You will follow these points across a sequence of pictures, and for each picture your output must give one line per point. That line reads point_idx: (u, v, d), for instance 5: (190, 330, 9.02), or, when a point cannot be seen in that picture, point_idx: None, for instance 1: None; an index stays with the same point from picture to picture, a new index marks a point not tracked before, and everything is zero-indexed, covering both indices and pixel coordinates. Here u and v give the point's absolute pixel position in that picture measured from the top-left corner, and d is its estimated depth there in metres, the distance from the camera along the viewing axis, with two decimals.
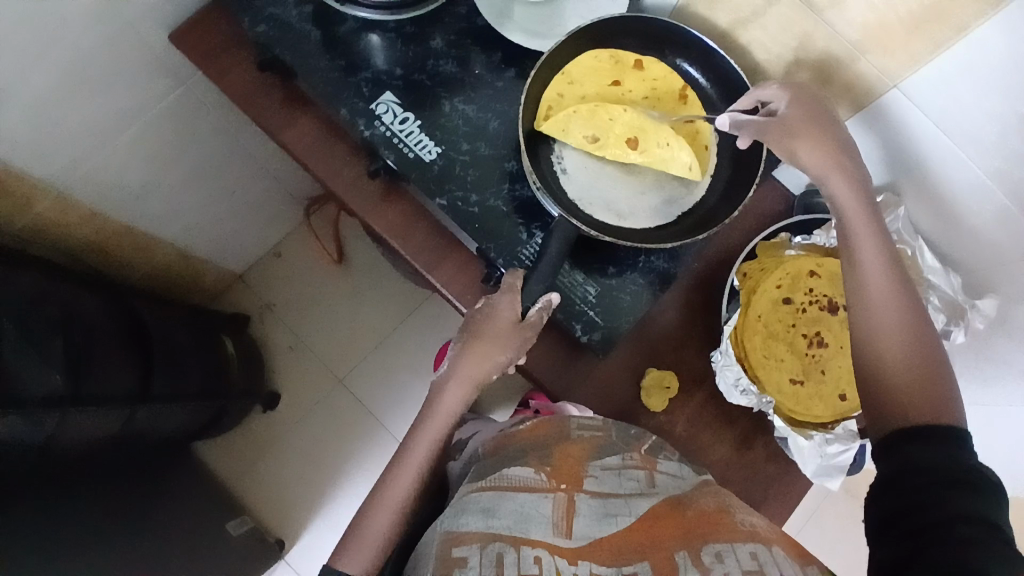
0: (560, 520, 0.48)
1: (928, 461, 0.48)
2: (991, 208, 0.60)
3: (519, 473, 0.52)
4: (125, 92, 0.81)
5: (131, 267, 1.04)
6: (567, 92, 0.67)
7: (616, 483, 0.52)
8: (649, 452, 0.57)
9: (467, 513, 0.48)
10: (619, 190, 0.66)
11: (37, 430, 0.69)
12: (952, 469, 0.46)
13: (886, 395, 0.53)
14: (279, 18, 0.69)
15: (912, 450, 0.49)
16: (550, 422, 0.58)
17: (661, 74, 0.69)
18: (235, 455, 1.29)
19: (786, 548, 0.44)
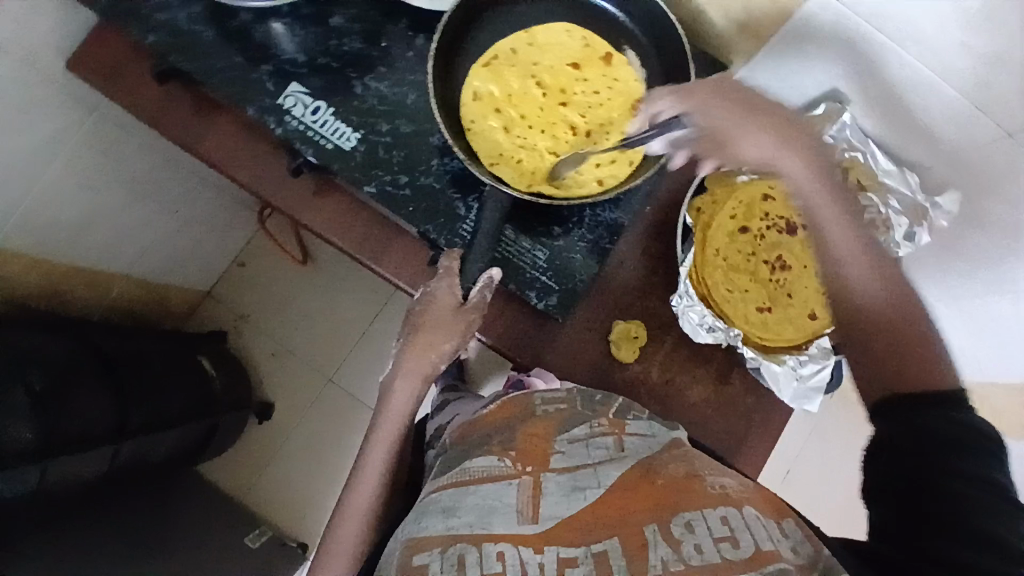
0: (525, 506, 0.47)
1: (933, 422, 0.44)
2: (938, 104, 0.57)
3: (483, 463, 0.51)
4: (33, 127, 0.76)
5: (91, 304, 1.02)
6: (522, 50, 0.65)
7: (585, 454, 0.51)
8: (616, 415, 0.57)
9: (428, 515, 0.49)
10: (517, 164, 0.65)
11: (16, 482, 0.69)
12: (959, 433, 0.43)
13: (876, 371, 0.48)
14: (168, 22, 0.65)
15: (920, 419, 0.45)
16: (514, 401, 0.58)
17: (624, 78, 0.65)
18: (240, 469, 1.30)
19: (760, 508, 0.45)
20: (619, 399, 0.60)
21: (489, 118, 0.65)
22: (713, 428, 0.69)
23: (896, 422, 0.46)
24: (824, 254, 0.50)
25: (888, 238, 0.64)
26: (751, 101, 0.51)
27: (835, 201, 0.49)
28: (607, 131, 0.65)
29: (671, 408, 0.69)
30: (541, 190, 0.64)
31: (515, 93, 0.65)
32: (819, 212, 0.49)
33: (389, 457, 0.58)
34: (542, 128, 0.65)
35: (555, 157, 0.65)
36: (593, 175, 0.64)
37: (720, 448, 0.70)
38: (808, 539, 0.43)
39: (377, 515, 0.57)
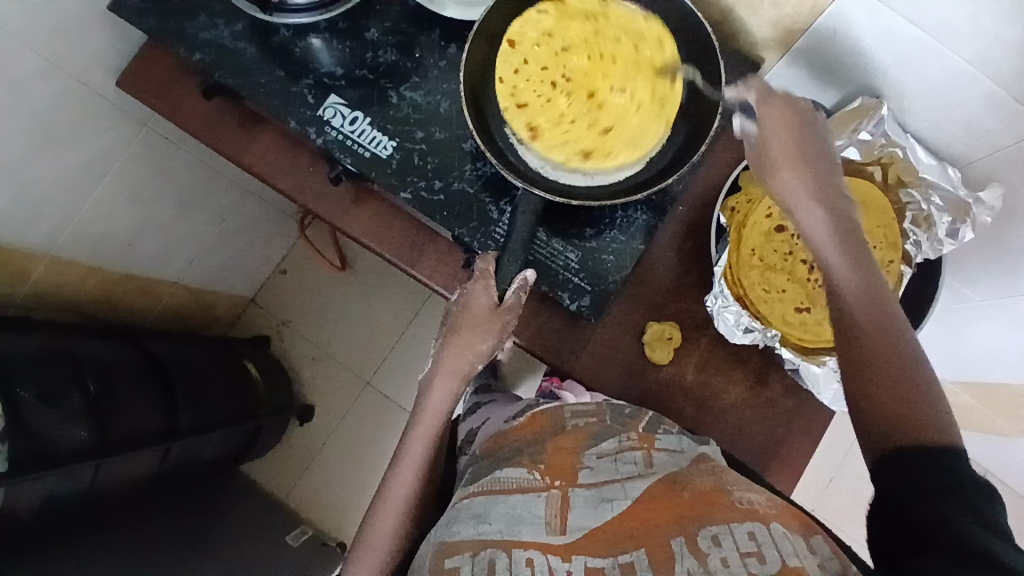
0: (554, 518, 0.48)
1: (932, 474, 0.40)
2: (977, 92, 0.56)
3: (512, 475, 0.52)
4: (89, 145, 0.81)
5: (143, 310, 1.06)
6: (642, 112, 0.65)
7: (612, 470, 0.51)
8: (647, 428, 0.56)
9: (459, 521, 0.49)
10: (588, 20, 0.66)
11: (73, 479, 0.73)
12: (946, 473, 0.40)
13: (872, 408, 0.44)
14: (214, 41, 0.68)
15: (907, 463, 0.41)
16: (544, 415, 0.58)
17: (560, 158, 0.64)
18: (283, 470, 1.33)
19: (786, 524, 0.44)
20: (648, 413, 0.58)
21: (617, 33, 0.65)
22: (752, 432, 0.68)
23: (885, 473, 0.42)
24: (834, 298, 0.48)
25: (929, 235, 0.62)
26: (799, 134, 0.53)
27: (843, 244, 0.49)
28: (543, 102, 0.65)
29: (707, 411, 0.68)
30: (541, 20, 0.65)
31: (619, 75, 0.65)
32: (826, 252, 0.49)
33: (430, 450, 0.59)
34: (584, 57, 0.65)
35: (556, 47, 0.65)
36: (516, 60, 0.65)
37: (760, 450, 0.68)
38: (837, 555, 0.41)
39: (410, 510, 0.58)
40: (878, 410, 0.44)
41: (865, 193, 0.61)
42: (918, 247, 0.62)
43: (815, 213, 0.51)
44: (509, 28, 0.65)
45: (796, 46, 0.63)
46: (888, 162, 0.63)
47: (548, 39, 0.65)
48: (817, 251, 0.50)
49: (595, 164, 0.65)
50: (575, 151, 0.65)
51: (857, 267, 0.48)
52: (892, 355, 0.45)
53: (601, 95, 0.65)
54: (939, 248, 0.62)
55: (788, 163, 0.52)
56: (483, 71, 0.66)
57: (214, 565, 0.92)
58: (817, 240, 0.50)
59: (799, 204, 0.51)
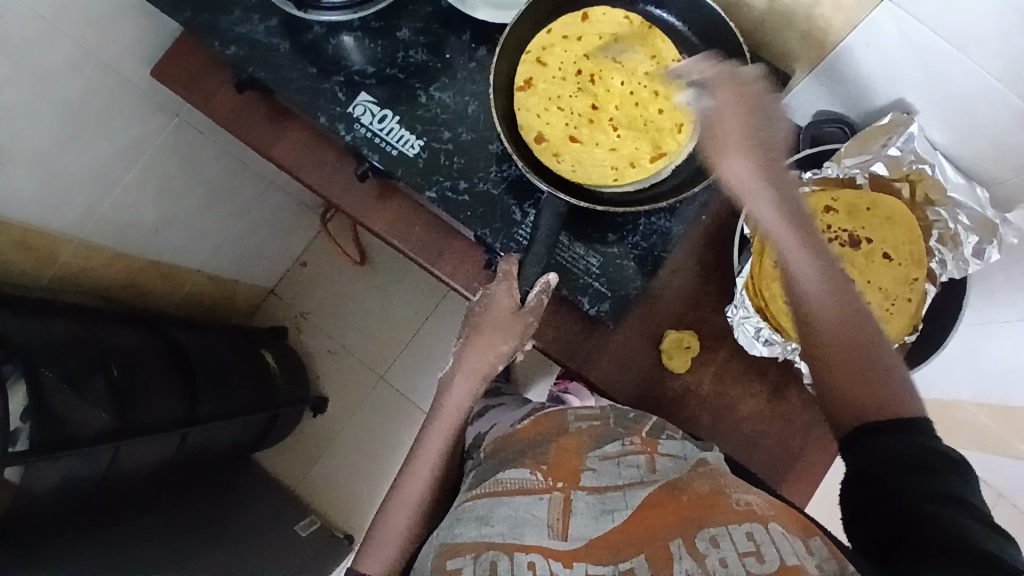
0: (556, 522, 0.47)
1: (892, 445, 0.45)
2: (1010, 112, 0.55)
3: (516, 475, 0.52)
4: (120, 133, 0.83)
5: (166, 297, 1.08)
6: (621, 152, 0.65)
7: (615, 474, 0.51)
8: (649, 434, 0.56)
9: (462, 522, 0.49)
10: (650, 55, 0.65)
11: (92, 461, 0.75)
12: (915, 453, 0.44)
13: (839, 392, 0.49)
14: (249, 36, 0.70)
15: (876, 437, 0.46)
16: (547, 416, 0.58)
17: (532, 127, 0.65)
18: (294, 460, 1.35)
19: (785, 525, 0.45)
20: (652, 419, 0.58)
21: (655, 87, 0.65)
22: (767, 444, 0.68)
23: (855, 449, 0.47)
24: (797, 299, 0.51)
25: (955, 254, 0.61)
26: (744, 117, 0.51)
27: (801, 240, 0.50)
28: (561, 79, 0.66)
29: (723, 421, 0.68)
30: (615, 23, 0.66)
31: (630, 120, 0.65)
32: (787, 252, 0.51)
33: (442, 452, 0.60)
34: (619, 77, 0.66)
35: (608, 51, 0.66)
36: (570, 36, 0.66)
37: (774, 464, 0.68)
38: (836, 556, 0.42)
39: (421, 507, 0.58)
40: (840, 395, 0.49)
41: (891, 208, 0.61)
42: (942, 266, 0.62)
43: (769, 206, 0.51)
44: (586, 11, 0.66)
45: (826, 58, 0.63)
46: (916, 179, 0.62)
47: (605, 42, 0.66)
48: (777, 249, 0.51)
49: (547, 151, 0.65)
50: (536, 130, 0.65)
51: (820, 266, 0.50)
52: (846, 348, 0.49)
53: (597, 120, 0.66)
54: (964, 268, 0.61)
55: (745, 157, 0.51)
56: (545, 25, 0.66)
57: (222, 551, 0.94)
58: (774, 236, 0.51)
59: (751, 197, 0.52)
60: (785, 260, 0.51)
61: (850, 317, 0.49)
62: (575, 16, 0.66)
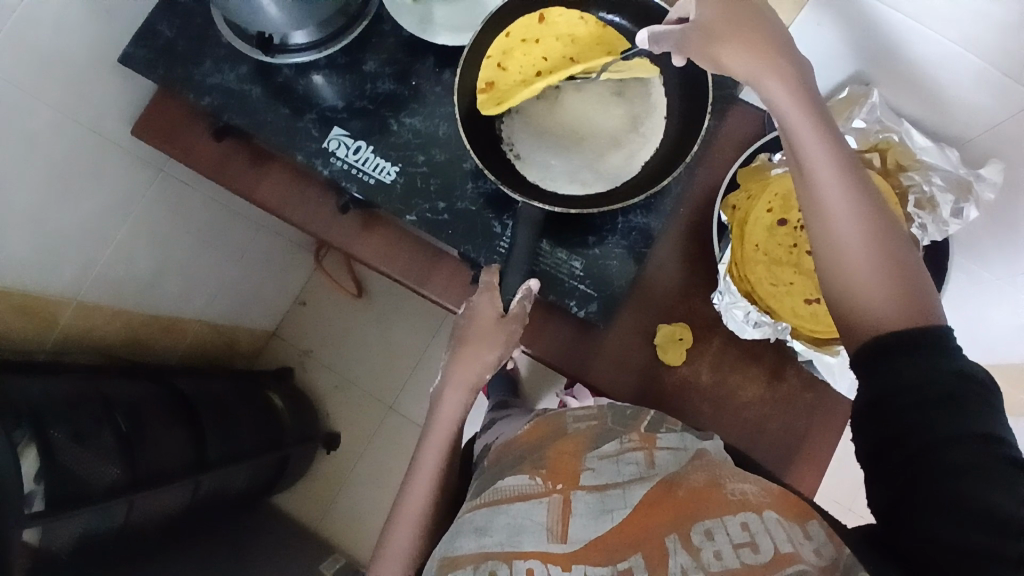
0: (555, 524, 0.47)
1: (911, 373, 0.42)
2: (965, 74, 0.56)
3: (514, 483, 0.51)
4: (109, 193, 0.85)
5: (167, 348, 1.09)
6: None
7: (614, 472, 0.51)
8: (649, 429, 0.56)
9: (462, 535, 0.49)
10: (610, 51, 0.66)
11: (107, 517, 0.75)
12: (927, 387, 0.42)
13: (857, 303, 0.47)
14: (221, 85, 0.72)
15: (888, 370, 0.43)
16: (547, 421, 0.58)
17: None
18: (312, 499, 1.35)
19: (781, 512, 0.46)
20: (649, 413, 0.58)
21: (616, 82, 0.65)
22: (772, 428, 0.68)
23: (875, 381, 0.44)
24: (808, 194, 0.49)
25: (935, 217, 0.61)
26: (741, 10, 0.50)
27: (812, 123, 0.48)
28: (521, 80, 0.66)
29: (724, 409, 0.68)
30: (572, 21, 0.66)
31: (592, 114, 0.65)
32: (799, 140, 0.48)
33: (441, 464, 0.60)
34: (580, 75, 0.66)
35: (567, 49, 0.66)
36: (527, 36, 0.67)
37: (781, 447, 0.68)
38: (833, 541, 0.44)
39: (430, 525, 0.58)
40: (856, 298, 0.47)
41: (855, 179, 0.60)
42: (924, 230, 0.61)
43: (778, 89, 0.49)
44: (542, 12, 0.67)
45: None
46: (885, 148, 0.63)
47: (563, 41, 0.66)
48: (786, 131, 0.49)
49: None
50: None
51: (830, 155, 0.48)
52: (866, 236, 0.47)
53: (557, 118, 0.67)
54: (945, 229, 0.61)
55: (759, 48, 0.49)
56: (504, 29, 0.67)
57: None
58: (785, 115, 0.49)
59: (763, 79, 0.49)
60: (799, 149, 0.48)
61: (863, 200, 0.47)
62: (532, 16, 0.67)
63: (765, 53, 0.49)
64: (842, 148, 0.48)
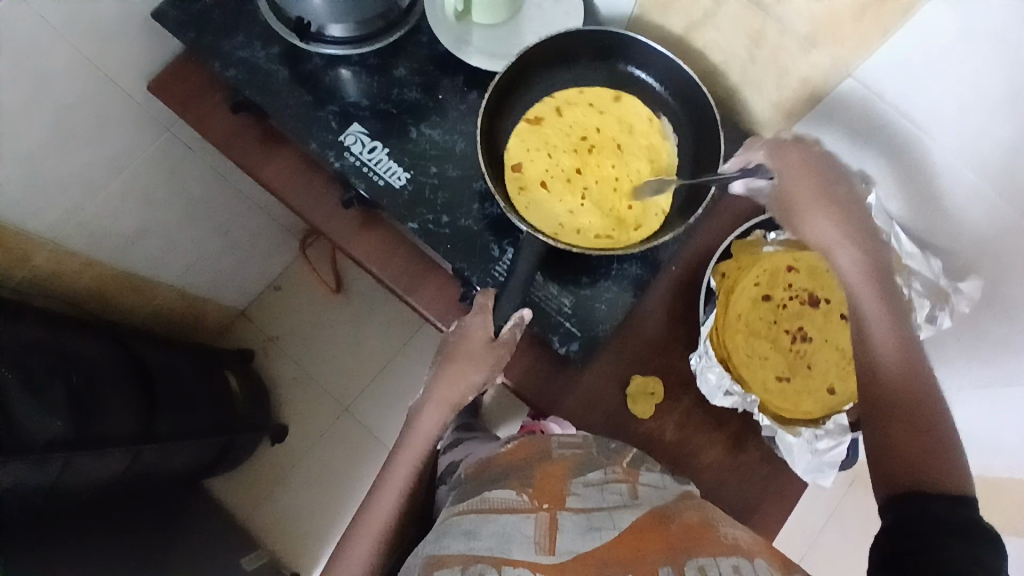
0: (543, 538, 0.46)
1: (934, 508, 0.44)
2: (962, 190, 0.59)
3: (501, 495, 0.51)
4: (111, 143, 0.83)
5: (132, 310, 1.06)
6: (585, 215, 0.68)
7: (599, 499, 0.50)
8: (631, 465, 0.56)
9: (448, 537, 0.48)
10: (634, 132, 0.71)
11: (42, 473, 0.70)
12: (949, 517, 0.43)
13: (893, 455, 0.49)
14: (249, 60, 0.72)
15: (915, 500, 0.46)
16: (531, 442, 0.58)
17: (510, 173, 0.69)
18: (249, 491, 1.30)
19: (769, 560, 0.44)
20: (634, 450, 0.60)
21: (633, 162, 0.70)
22: (726, 494, 0.69)
23: (901, 510, 0.46)
24: (866, 355, 0.51)
25: (910, 319, 0.64)
26: (834, 181, 0.54)
27: (877, 292, 0.52)
28: (548, 137, 0.70)
29: (684, 467, 0.69)
30: (608, 96, 0.71)
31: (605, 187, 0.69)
32: (859, 307, 0.52)
33: (411, 480, 0.60)
34: (603, 149, 0.70)
35: (598, 120, 0.71)
36: (563, 99, 0.71)
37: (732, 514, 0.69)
38: None
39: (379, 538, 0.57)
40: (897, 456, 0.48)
41: (812, 261, 0.66)
42: None
43: (849, 261, 0.53)
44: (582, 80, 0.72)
45: (796, 125, 0.68)
46: None
47: (595, 111, 0.71)
48: (850, 296, 0.53)
49: (519, 198, 0.68)
50: (516, 179, 0.69)
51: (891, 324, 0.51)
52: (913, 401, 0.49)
53: (575, 182, 0.69)
54: (918, 332, 0.64)
55: (837, 222, 0.53)
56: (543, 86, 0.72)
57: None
58: (851, 286, 0.53)
59: (836, 249, 0.53)
60: (862, 320, 0.52)
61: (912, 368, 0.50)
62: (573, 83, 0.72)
63: (842, 226, 0.53)
64: (902, 322, 0.51)
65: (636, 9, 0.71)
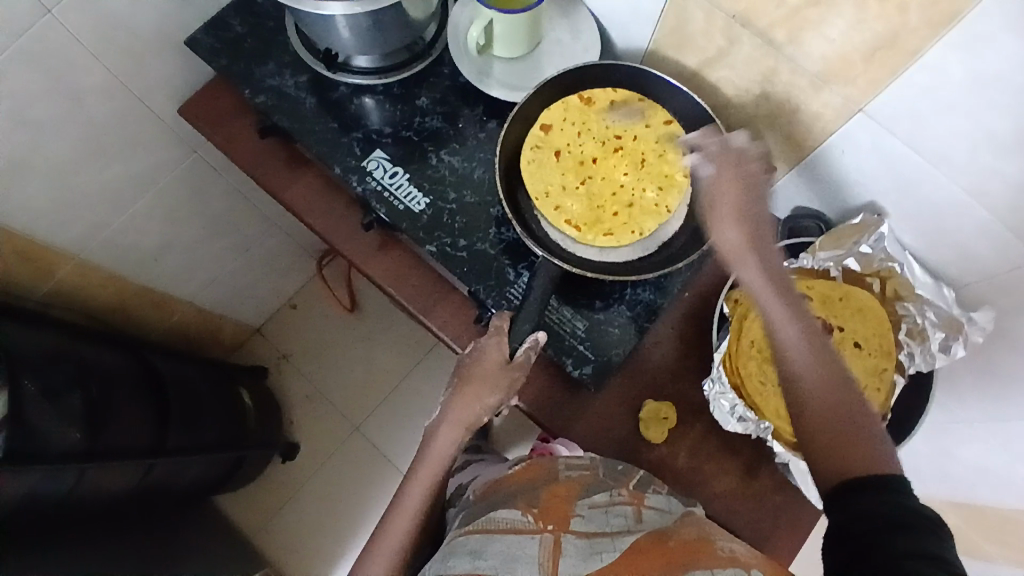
0: (546, 560, 0.46)
1: (866, 501, 0.44)
2: (974, 223, 0.60)
3: (507, 515, 0.51)
4: (141, 162, 0.86)
5: (151, 324, 1.08)
6: (589, 217, 0.68)
7: (603, 521, 0.51)
8: (637, 487, 0.57)
9: (455, 556, 0.48)
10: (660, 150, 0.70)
11: (57, 480, 0.72)
12: (891, 514, 0.43)
13: (823, 450, 0.49)
14: (277, 88, 0.75)
15: (853, 498, 0.45)
16: (538, 464, 0.58)
17: (528, 163, 0.70)
18: (257, 508, 1.30)
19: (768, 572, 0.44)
20: (639, 472, 0.60)
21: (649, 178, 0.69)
22: (737, 524, 0.68)
23: (841, 506, 0.46)
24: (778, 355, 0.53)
25: (923, 348, 0.65)
26: (741, 193, 0.58)
27: (780, 297, 0.54)
28: (576, 138, 0.71)
29: (695, 495, 0.69)
30: (644, 111, 0.71)
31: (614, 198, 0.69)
32: (768, 311, 0.54)
33: (425, 500, 0.60)
34: (624, 163, 0.70)
35: (626, 133, 0.71)
36: (601, 107, 0.71)
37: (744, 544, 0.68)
38: None
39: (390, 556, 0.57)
40: (825, 448, 0.49)
41: (861, 302, 0.65)
42: (911, 358, 0.65)
43: (754, 269, 0.56)
44: (621, 94, 0.72)
45: (808, 157, 0.69)
46: (886, 275, 0.67)
47: (623, 124, 0.71)
48: (759, 304, 0.55)
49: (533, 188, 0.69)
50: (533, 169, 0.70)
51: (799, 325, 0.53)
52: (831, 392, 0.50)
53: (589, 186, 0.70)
54: (931, 362, 0.64)
55: (743, 233, 0.57)
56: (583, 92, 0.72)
57: None
58: (758, 294, 0.55)
59: (739, 261, 0.57)
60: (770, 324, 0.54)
61: (831, 365, 0.51)
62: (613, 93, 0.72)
63: (746, 236, 0.57)
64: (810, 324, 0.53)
65: (651, 45, 0.73)
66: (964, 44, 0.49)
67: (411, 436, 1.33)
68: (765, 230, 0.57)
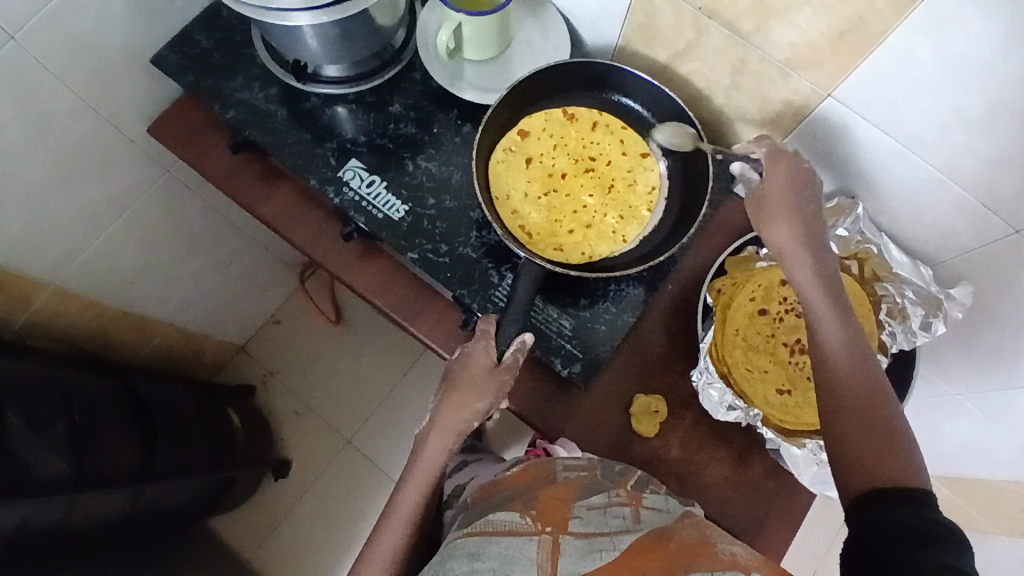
0: (545, 561, 0.46)
1: (895, 513, 0.45)
2: (947, 200, 0.61)
3: (505, 518, 0.50)
4: (112, 185, 0.84)
5: (132, 348, 1.06)
6: (542, 227, 0.70)
7: (601, 522, 0.50)
8: (636, 487, 0.57)
9: (452, 559, 0.48)
10: (628, 175, 0.72)
11: (45, 512, 0.70)
12: (920, 527, 0.43)
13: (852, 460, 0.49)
14: (248, 102, 0.74)
15: (878, 509, 0.45)
16: (535, 468, 0.58)
17: (496, 160, 0.71)
18: (251, 529, 1.28)
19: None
20: (637, 474, 0.60)
21: (608, 201, 0.71)
22: (733, 512, 0.69)
23: (864, 517, 0.46)
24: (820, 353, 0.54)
25: (904, 327, 0.65)
26: (791, 193, 0.59)
27: (828, 297, 0.55)
28: (549, 149, 0.72)
29: (690, 486, 0.69)
30: (621, 133, 0.73)
31: (572, 215, 0.71)
32: (815, 309, 0.55)
33: (420, 510, 0.59)
34: (589, 184, 0.72)
35: (600, 155, 0.73)
36: (581, 126, 0.73)
37: (741, 532, 0.69)
38: None
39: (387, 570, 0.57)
40: (855, 459, 0.49)
41: None
42: (893, 338, 0.65)
43: (805, 266, 0.57)
44: (601, 117, 0.73)
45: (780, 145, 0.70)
46: (864, 257, 0.68)
47: (597, 146, 0.73)
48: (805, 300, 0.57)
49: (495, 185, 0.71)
50: (500, 169, 0.71)
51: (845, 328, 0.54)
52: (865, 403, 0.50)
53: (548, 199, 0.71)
54: (913, 340, 0.65)
55: (795, 232, 0.58)
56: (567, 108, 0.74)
57: None
58: (805, 291, 0.57)
59: (790, 257, 0.58)
60: (816, 322, 0.55)
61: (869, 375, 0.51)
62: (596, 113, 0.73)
63: (798, 235, 0.58)
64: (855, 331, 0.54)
65: (620, 41, 0.73)
66: (927, 24, 0.49)
67: (405, 445, 1.33)
68: (816, 232, 0.58)
